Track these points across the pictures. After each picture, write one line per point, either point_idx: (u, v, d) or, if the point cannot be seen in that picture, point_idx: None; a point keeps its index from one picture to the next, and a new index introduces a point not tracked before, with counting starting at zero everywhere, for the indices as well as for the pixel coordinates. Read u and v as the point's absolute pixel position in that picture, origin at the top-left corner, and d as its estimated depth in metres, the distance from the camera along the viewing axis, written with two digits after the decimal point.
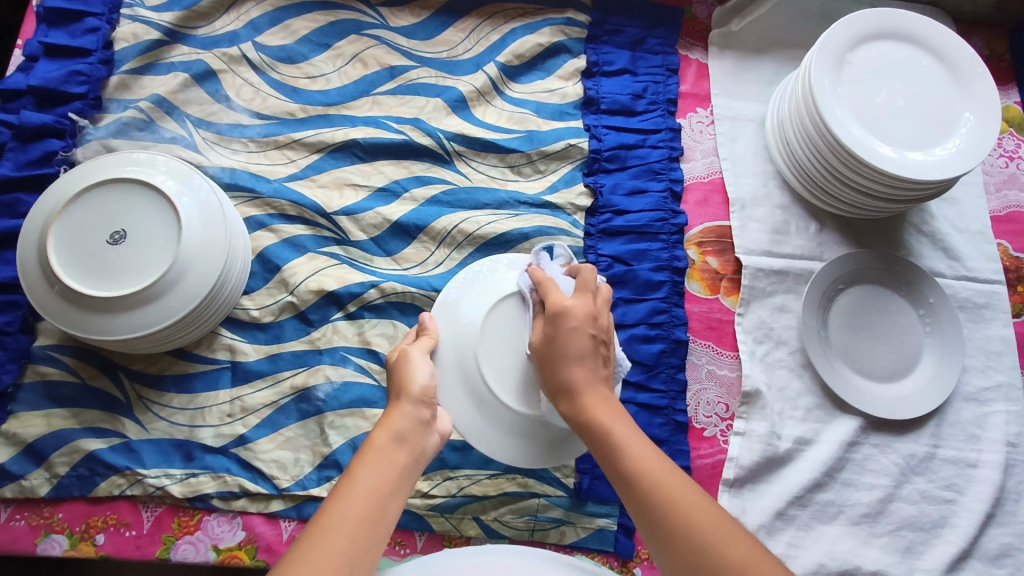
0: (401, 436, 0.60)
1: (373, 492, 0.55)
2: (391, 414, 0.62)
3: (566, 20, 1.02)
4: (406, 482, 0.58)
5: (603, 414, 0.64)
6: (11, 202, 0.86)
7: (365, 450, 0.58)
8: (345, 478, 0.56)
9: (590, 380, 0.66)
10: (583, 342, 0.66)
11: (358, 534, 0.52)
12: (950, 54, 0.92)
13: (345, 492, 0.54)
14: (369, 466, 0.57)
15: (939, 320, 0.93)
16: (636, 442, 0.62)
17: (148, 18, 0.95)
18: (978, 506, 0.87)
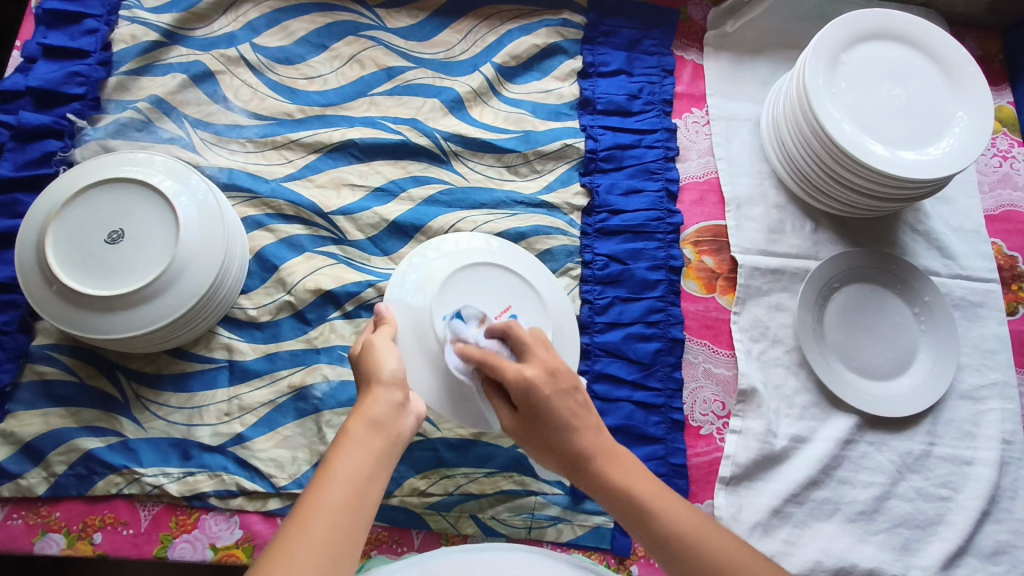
0: (376, 423, 0.59)
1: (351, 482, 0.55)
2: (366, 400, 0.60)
3: (562, 21, 1.03)
4: (383, 468, 0.58)
5: (618, 480, 0.64)
6: (9, 201, 0.86)
7: (341, 439, 0.58)
8: (322, 469, 0.56)
9: (591, 441, 0.65)
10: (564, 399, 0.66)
11: (337, 527, 0.52)
12: (942, 55, 0.93)
13: (324, 486, 0.54)
14: (345, 457, 0.56)
15: (934, 318, 0.94)
16: (654, 500, 0.63)
17: (147, 20, 0.96)
18: (974, 503, 0.88)
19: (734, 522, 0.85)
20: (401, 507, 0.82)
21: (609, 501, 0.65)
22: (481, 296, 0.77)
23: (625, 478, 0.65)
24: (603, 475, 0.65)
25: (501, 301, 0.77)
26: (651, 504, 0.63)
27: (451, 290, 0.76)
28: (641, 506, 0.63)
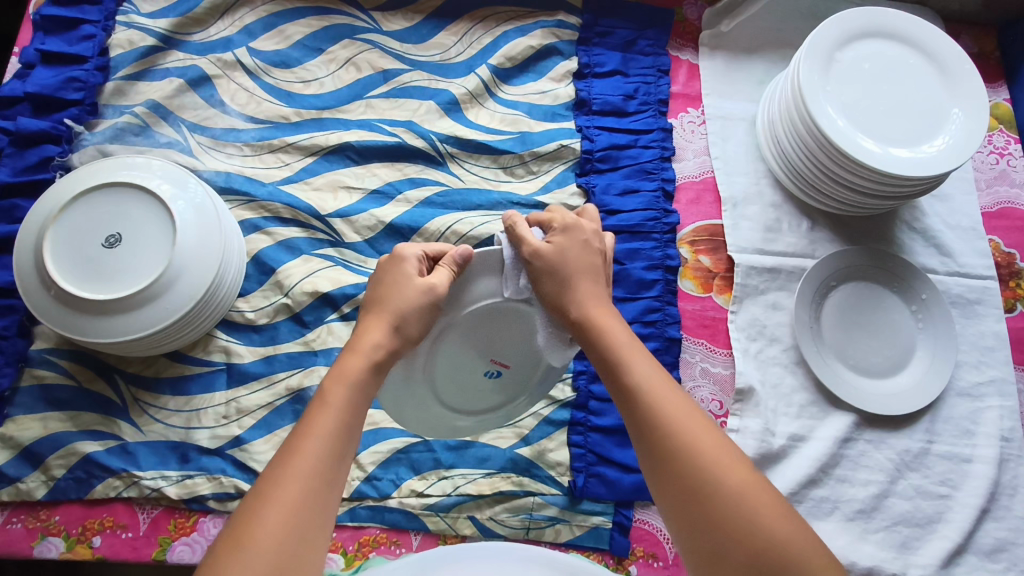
0: (380, 368, 0.58)
1: (333, 435, 0.52)
2: (359, 343, 0.58)
3: (557, 22, 1.03)
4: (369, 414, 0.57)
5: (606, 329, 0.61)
6: (8, 207, 0.87)
7: (336, 373, 0.56)
8: (314, 407, 0.54)
9: (595, 296, 0.63)
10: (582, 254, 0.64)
11: (314, 479, 0.50)
12: (936, 53, 0.93)
13: (312, 428, 0.52)
14: (341, 395, 0.55)
15: (932, 315, 0.94)
16: (633, 357, 0.59)
17: (144, 25, 0.96)
18: (973, 500, 0.88)
19: None
20: (400, 509, 0.82)
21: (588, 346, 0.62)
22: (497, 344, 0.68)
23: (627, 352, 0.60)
24: (605, 341, 0.60)
25: (518, 363, 0.71)
26: (627, 356, 0.59)
27: (497, 319, 0.65)
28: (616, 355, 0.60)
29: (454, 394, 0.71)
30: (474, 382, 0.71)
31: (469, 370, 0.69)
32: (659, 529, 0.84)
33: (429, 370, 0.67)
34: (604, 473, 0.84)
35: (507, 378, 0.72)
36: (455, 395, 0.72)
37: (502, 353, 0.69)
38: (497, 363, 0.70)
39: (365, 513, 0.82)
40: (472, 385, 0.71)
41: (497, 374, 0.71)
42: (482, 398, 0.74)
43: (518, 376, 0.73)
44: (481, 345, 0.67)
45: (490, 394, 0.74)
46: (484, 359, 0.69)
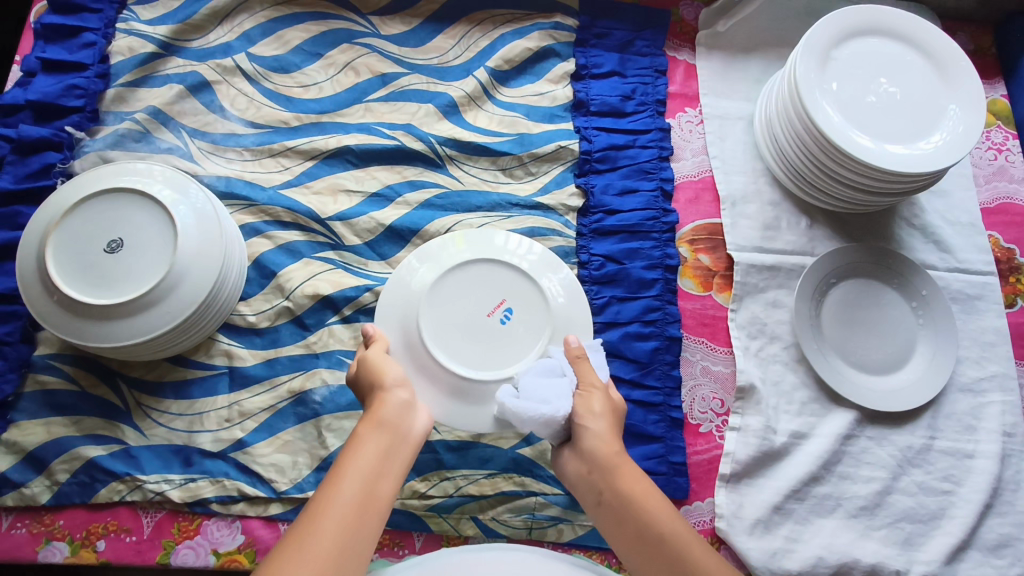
0: (384, 422, 0.63)
1: (363, 479, 0.58)
2: (376, 403, 0.65)
3: (555, 24, 1.04)
4: (393, 467, 0.61)
5: (623, 484, 0.63)
6: (10, 214, 0.87)
7: (353, 439, 0.62)
8: (335, 467, 0.59)
9: (612, 452, 0.65)
10: (597, 406, 0.67)
11: (345, 527, 0.55)
12: (932, 49, 0.93)
13: (335, 482, 0.57)
14: (357, 454, 0.60)
15: (932, 312, 0.93)
16: (650, 506, 0.62)
17: (144, 32, 0.97)
18: (976, 496, 0.87)
19: (735, 519, 0.85)
20: (402, 510, 0.82)
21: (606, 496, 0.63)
22: (503, 293, 0.77)
23: (649, 513, 0.61)
24: (624, 492, 0.63)
25: (499, 290, 0.77)
26: (643, 505, 0.62)
27: (440, 293, 0.76)
28: (634, 506, 0.62)
29: (511, 348, 0.75)
30: (506, 329, 0.75)
31: (480, 331, 0.75)
32: None
33: (462, 355, 0.74)
34: None
35: (518, 300, 0.77)
36: (513, 344, 0.75)
37: (479, 299, 0.76)
38: (491, 309, 0.76)
39: None
40: (508, 333, 0.75)
41: (509, 308, 0.76)
42: (527, 342, 0.75)
43: (523, 288, 0.77)
44: (464, 308, 0.76)
45: (530, 316, 0.76)
46: (483, 317, 0.76)
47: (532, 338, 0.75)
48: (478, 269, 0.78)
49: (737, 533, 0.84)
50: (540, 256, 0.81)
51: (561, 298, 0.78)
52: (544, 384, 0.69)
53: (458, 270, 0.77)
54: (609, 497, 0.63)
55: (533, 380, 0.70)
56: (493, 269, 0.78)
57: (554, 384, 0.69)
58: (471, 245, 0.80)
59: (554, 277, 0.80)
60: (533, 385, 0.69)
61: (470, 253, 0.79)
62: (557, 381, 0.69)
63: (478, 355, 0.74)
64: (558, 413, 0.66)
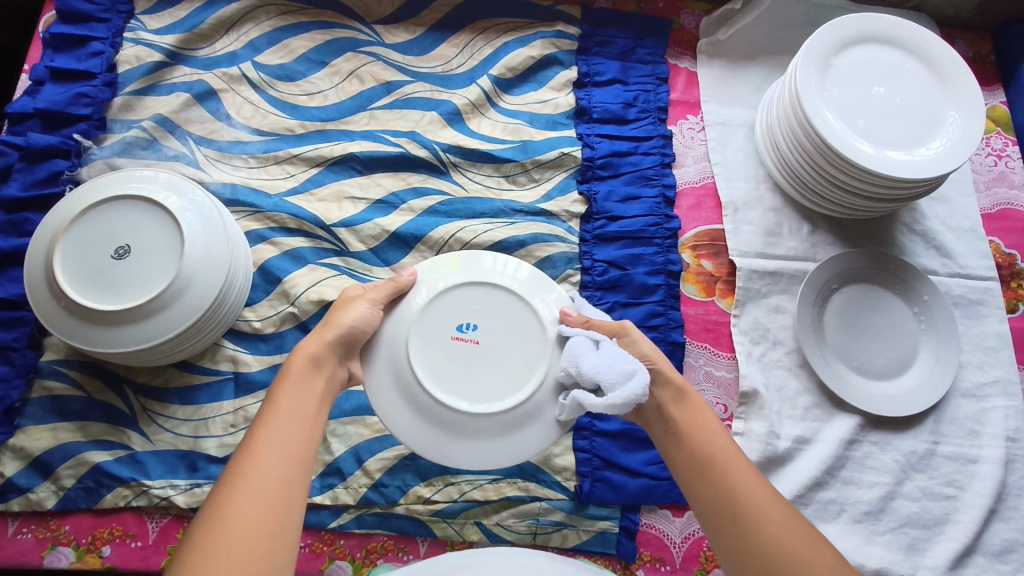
0: (316, 363, 0.66)
1: (295, 414, 0.61)
2: (303, 345, 0.67)
3: (557, 32, 1.05)
4: (322, 405, 0.64)
5: (683, 416, 0.66)
6: (18, 221, 0.88)
7: (284, 377, 0.64)
8: (268, 403, 0.61)
9: (673, 386, 0.68)
10: (643, 348, 0.70)
11: (284, 456, 0.57)
12: (932, 58, 0.94)
13: (270, 417, 0.59)
14: (290, 391, 0.62)
15: (934, 316, 0.94)
16: (708, 437, 0.64)
17: (151, 41, 0.98)
18: (980, 501, 0.87)
19: None
20: (407, 515, 0.83)
21: (667, 423, 0.67)
22: (493, 318, 0.73)
23: (705, 438, 0.64)
24: (679, 420, 0.66)
25: (443, 329, 0.72)
26: (697, 436, 0.64)
27: (427, 325, 0.72)
28: (687, 436, 0.65)
29: (512, 370, 0.71)
30: (492, 327, 0.73)
31: (474, 361, 0.71)
32: (666, 534, 0.84)
33: (519, 375, 0.71)
34: (609, 477, 0.85)
35: (464, 307, 0.73)
36: (512, 321, 0.73)
37: (447, 350, 0.71)
38: (471, 338, 0.72)
39: (373, 520, 0.82)
40: (503, 357, 0.72)
41: (470, 316, 0.73)
42: (527, 364, 0.71)
43: (466, 296, 0.73)
44: (454, 340, 0.72)
45: (484, 297, 0.74)
46: (473, 346, 0.72)
47: (510, 305, 0.74)
48: (466, 294, 0.74)
49: None
50: (426, 271, 0.75)
51: (476, 263, 0.76)
52: (606, 359, 0.67)
53: (434, 306, 0.73)
54: (673, 425, 0.66)
55: (593, 361, 0.68)
56: (480, 293, 0.74)
57: (605, 352, 0.68)
58: (450, 269, 0.75)
59: (453, 265, 0.76)
60: (602, 365, 0.67)
61: (455, 277, 0.74)
62: (605, 348, 0.69)
63: (482, 388, 0.70)
64: (646, 374, 0.66)
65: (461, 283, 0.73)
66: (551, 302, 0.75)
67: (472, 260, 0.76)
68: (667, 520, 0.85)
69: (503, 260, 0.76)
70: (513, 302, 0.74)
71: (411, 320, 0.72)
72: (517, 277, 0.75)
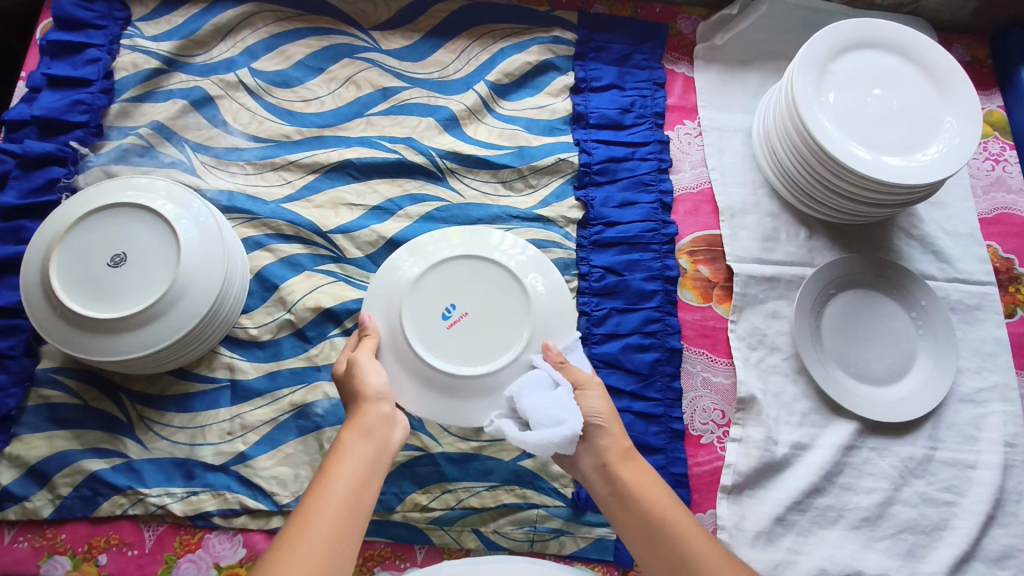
0: (368, 432, 0.66)
1: (349, 485, 0.61)
2: (357, 414, 0.67)
3: (554, 38, 1.05)
4: (375, 474, 0.64)
5: (631, 478, 0.68)
6: (14, 228, 0.88)
7: (338, 447, 0.64)
8: (322, 473, 0.61)
9: (617, 449, 0.70)
10: (598, 404, 0.71)
11: (334, 534, 0.57)
12: (929, 62, 0.94)
13: (323, 489, 0.60)
14: (343, 462, 0.62)
15: (931, 322, 0.94)
16: (654, 501, 0.66)
17: (148, 48, 0.98)
18: (978, 507, 0.87)
19: (737, 531, 0.85)
20: (404, 523, 0.83)
21: (614, 487, 0.68)
22: (482, 290, 0.76)
23: (654, 501, 0.66)
24: (627, 482, 0.67)
25: (429, 306, 0.75)
26: (646, 499, 0.66)
27: (421, 290, 0.76)
28: (637, 499, 0.66)
29: (496, 339, 0.75)
30: (472, 294, 0.76)
31: (460, 331, 0.75)
32: None
33: (510, 328, 0.76)
34: None
35: (442, 282, 0.76)
36: (489, 280, 0.77)
37: (439, 321, 0.75)
38: (461, 312, 0.76)
39: (370, 527, 0.82)
40: (488, 330, 0.75)
41: (451, 287, 0.76)
42: (510, 334, 0.75)
43: (458, 267, 0.77)
44: (446, 309, 0.76)
45: (458, 266, 0.77)
46: (461, 317, 0.75)
47: (501, 279, 0.77)
48: (461, 265, 0.77)
49: (739, 545, 0.84)
50: (413, 251, 0.79)
51: (438, 239, 0.79)
52: (549, 402, 0.69)
53: (428, 274, 0.76)
54: (620, 485, 0.68)
55: (535, 398, 0.69)
56: (473, 267, 0.77)
57: (558, 398, 0.69)
58: (450, 242, 0.79)
59: (417, 247, 0.78)
60: (539, 407, 0.69)
61: (451, 251, 0.78)
62: (559, 393, 0.70)
63: (468, 356, 0.74)
64: (576, 428, 0.67)
65: (457, 255, 0.77)
66: (542, 280, 0.78)
67: (471, 236, 0.80)
68: None
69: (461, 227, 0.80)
70: (483, 264, 0.77)
71: (406, 287, 0.76)
72: (511, 253, 0.79)
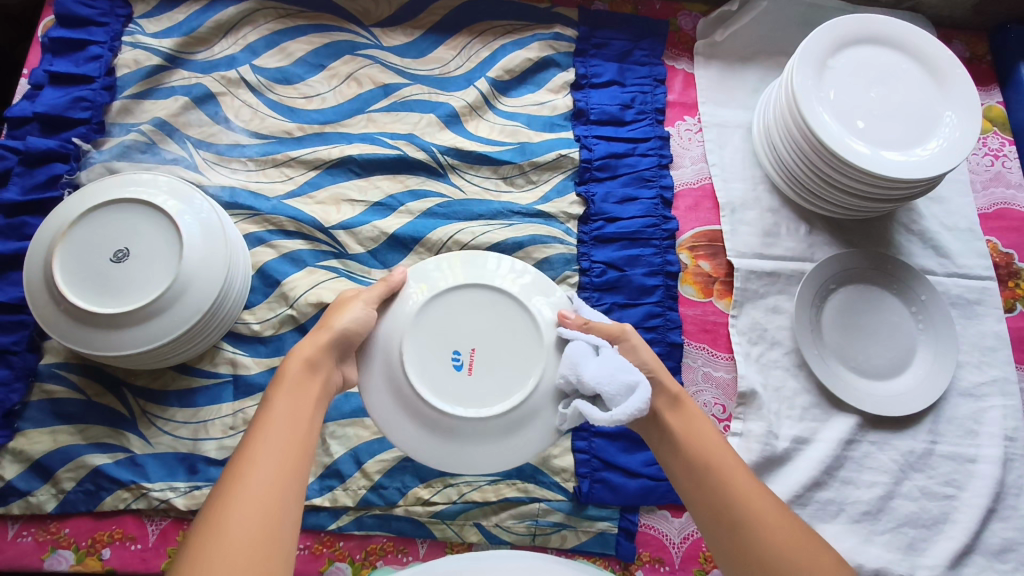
0: (312, 366, 0.65)
1: (291, 417, 0.59)
2: (301, 347, 0.66)
3: (554, 35, 1.05)
4: (318, 409, 0.63)
5: (679, 423, 0.67)
6: (17, 224, 0.88)
7: (280, 381, 0.63)
8: (264, 408, 0.60)
9: (667, 396, 0.68)
10: (643, 355, 0.70)
11: (283, 461, 0.55)
12: (929, 58, 0.94)
13: (266, 421, 0.58)
14: (286, 396, 0.61)
15: (932, 316, 0.94)
16: (703, 444, 0.65)
17: (149, 45, 0.98)
18: (978, 500, 0.88)
19: None
20: (407, 517, 0.83)
21: (664, 431, 0.67)
22: (489, 324, 0.72)
23: (702, 445, 0.65)
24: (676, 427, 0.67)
25: (432, 356, 0.70)
26: (694, 444, 0.65)
27: (424, 327, 0.71)
28: (684, 444, 0.65)
29: (505, 378, 0.70)
30: (476, 330, 0.72)
31: (467, 370, 0.70)
32: (665, 534, 0.85)
33: (522, 366, 0.71)
34: (608, 478, 0.85)
35: (441, 326, 0.71)
36: (492, 314, 0.72)
37: (444, 360, 0.70)
38: (468, 350, 0.71)
39: (372, 521, 0.83)
40: (496, 369, 0.70)
41: (447, 328, 0.71)
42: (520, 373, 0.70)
43: (463, 300, 0.72)
44: (452, 344, 0.71)
45: (448, 306, 0.72)
46: (468, 353, 0.71)
47: (508, 311, 0.72)
48: (464, 298, 0.73)
49: None
50: (414, 277, 0.74)
51: (420, 280, 0.73)
52: (607, 367, 0.67)
53: (431, 308, 0.71)
54: (668, 432, 0.67)
55: (593, 370, 0.67)
56: (476, 299, 0.72)
57: (610, 360, 0.67)
58: (453, 271, 0.74)
59: (400, 296, 0.73)
60: (603, 376, 0.66)
61: (453, 282, 0.73)
62: (607, 355, 0.68)
63: (478, 396, 0.69)
64: (648, 386, 0.65)
65: (461, 287, 0.72)
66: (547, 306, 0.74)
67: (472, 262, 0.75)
68: (666, 521, 0.85)
69: (441, 261, 0.74)
70: (473, 294, 0.73)
71: (409, 322, 0.71)
72: (514, 280, 0.74)
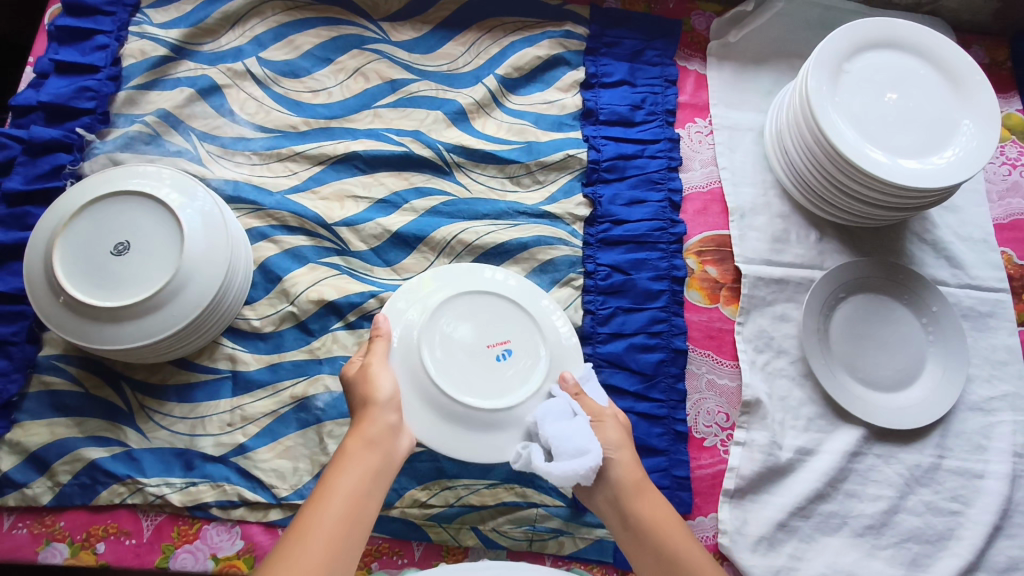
0: (372, 441, 0.66)
1: (350, 495, 0.61)
2: (362, 421, 0.67)
3: (565, 33, 1.04)
4: (378, 485, 0.64)
5: (642, 511, 0.67)
6: (19, 214, 0.88)
7: (341, 456, 0.64)
8: (324, 483, 0.62)
9: (629, 483, 0.69)
10: (613, 435, 0.71)
11: (334, 543, 0.57)
12: (946, 63, 0.92)
13: (324, 498, 0.60)
14: (345, 473, 0.63)
15: (942, 328, 0.92)
16: (666, 532, 0.65)
17: (156, 35, 0.97)
18: (985, 517, 0.86)
19: (738, 535, 0.84)
20: (402, 518, 0.82)
21: (626, 521, 0.67)
22: (495, 322, 0.77)
23: (669, 534, 0.65)
24: (641, 515, 0.67)
25: (477, 370, 0.74)
26: (658, 529, 0.65)
27: (439, 334, 0.75)
28: (650, 532, 0.66)
29: (525, 369, 0.75)
30: (488, 329, 0.77)
31: (487, 365, 0.75)
32: None
33: (536, 355, 0.76)
34: None
35: (454, 329, 0.76)
36: (498, 311, 0.78)
37: (469, 362, 0.74)
38: (489, 350, 0.76)
39: None
40: (515, 363, 0.75)
41: (458, 343, 0.75)
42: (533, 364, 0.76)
43: (468, 303, 0.77)
44: (468, 346, 0.75)
45: (452, 315, 0.76)
46: (483, 350, 0.76)
47: (510, 309, 0.78)
48: (468, 301, 0.77)
49: (739, 550, 0.83)
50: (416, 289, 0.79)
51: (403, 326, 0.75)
52: (569, 432, 0.68)
53: (441, 315, 0.76)
54: (633, 520, 0.67)
55: (556, 427, 0.69)
56: (479, 300, 0.78)
57: (575, 427, 0.69)
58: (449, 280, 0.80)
59: (405, 321, 0.76)
60: (561, 436, 0.68)
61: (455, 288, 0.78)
62: (577, 422, 0.69)
63: (510, 388, 0.74)
64: (597, 459, 0.67)
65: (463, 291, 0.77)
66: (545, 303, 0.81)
67: (465, 271, 0.81)
68: None
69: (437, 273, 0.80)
70: (473, 298, 0.78)
71: (424, 332, 0.74)
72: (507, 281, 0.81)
